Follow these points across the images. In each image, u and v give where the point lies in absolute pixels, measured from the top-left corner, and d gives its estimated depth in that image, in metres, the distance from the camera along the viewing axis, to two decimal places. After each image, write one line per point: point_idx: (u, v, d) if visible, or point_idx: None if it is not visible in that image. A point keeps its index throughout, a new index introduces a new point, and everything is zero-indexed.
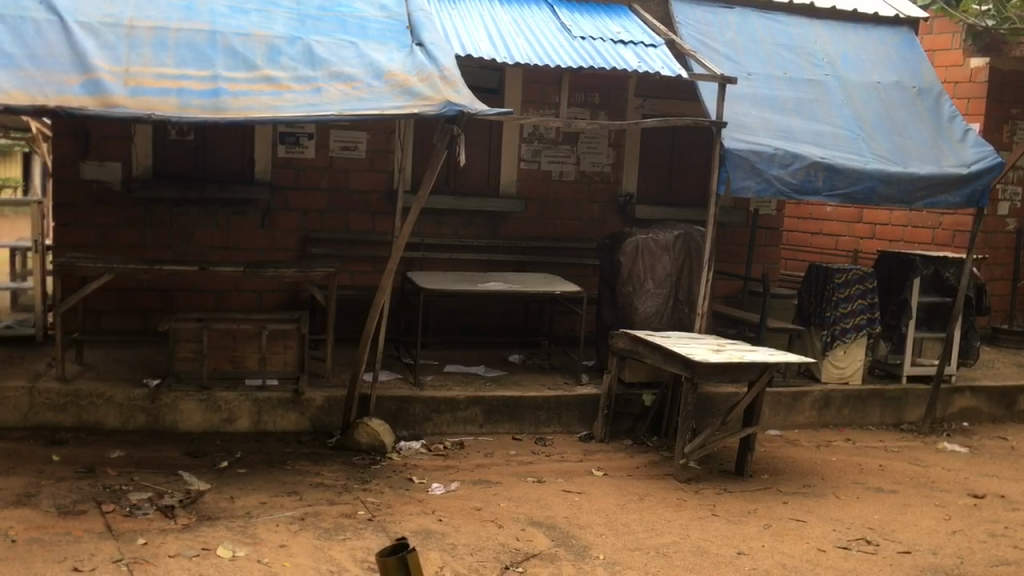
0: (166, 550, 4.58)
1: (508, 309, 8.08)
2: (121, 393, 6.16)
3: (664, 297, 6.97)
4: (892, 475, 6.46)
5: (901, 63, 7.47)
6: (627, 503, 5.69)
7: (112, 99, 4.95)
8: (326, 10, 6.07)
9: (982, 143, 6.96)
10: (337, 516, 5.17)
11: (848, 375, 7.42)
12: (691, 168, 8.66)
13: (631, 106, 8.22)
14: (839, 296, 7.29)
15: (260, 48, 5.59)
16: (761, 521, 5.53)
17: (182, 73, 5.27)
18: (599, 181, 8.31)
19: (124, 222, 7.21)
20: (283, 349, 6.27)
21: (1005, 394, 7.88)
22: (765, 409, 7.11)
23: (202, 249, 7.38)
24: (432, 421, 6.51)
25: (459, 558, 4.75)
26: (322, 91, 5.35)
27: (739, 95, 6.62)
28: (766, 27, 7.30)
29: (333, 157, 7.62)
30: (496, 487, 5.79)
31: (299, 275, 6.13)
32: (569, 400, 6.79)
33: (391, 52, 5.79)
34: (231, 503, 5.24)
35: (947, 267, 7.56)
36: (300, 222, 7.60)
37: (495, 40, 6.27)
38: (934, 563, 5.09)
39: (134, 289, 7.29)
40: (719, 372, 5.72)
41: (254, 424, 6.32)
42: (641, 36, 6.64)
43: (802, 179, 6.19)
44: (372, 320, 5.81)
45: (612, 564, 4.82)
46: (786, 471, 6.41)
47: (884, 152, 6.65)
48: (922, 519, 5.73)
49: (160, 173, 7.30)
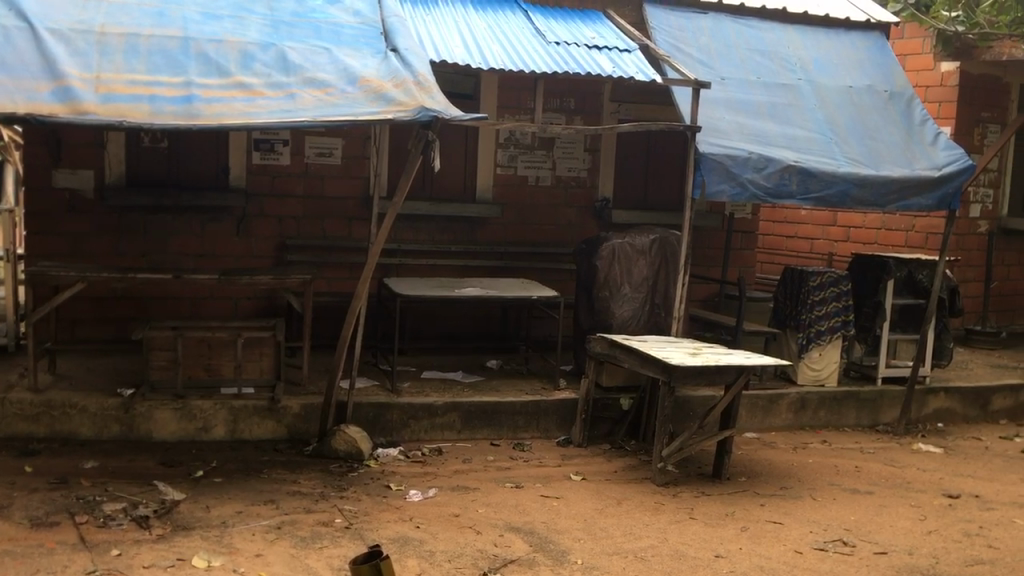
0: (140, 561, 4.54)
1: (485, 315, 8.05)
2: (94, 403, 6.10)
3: (640, 301, 6.98)
4: (868, 477, 6.50)
5: (873, 68, 7.52)
6: (605, 507, 5.70)
7: (83, 106, 4.91)
8: (300, 16, 6.05)
9: (953, 146, 7.03)
10: (314, 524, 5.14)
11: (824, 377, 7.44)
12: (666, 171, 8.67)
13: (606, 110, 8.22)
14: (814, 299, 7.35)
15: (232, 54, 5.56)
16: (739, 524, 5.56)
17: (154, 80, 5.23)
18: (575, 186, 8.31)
19: (97, 231, 7.14)
20: (259, 356, 6.32)
21: (979, 395, 7.94)
22: (742, 412, 7.12)
23: (176, 255, 7.32)
24: (409, 427, 6.48)
25: (436, 565, 4.73)
26: (296, 97, 5.34)
27: (714, 100, 6.65)
28: (738, 32, 7.33)
29: (309, 163, 7.57)
30: (474, 493, 5.77)
31: (274, 282, 6.12)
32: (547, 405, 6.77)
33: (365, 57, 5.79)
34: (207, 512, 5.20)
35: (920, 269, 7.62)
36: (276, 228, 7.54)
37: (470, 45, 6.28)
38: (910, 563, 5.12)
39: (107, 297, 7.21)
40: (694, 375, 5.76)
41: (230, 432, 6.28)
42: (615, 41, 6.67)
43: (777, 183, 6.23)
44: (349, 325, 5.78)
45: (590, 569, 4.82)
46: (763, 473, 6.43)
47: (857, 155, 6.70)
48: (898, 519, 5.77)
49: (133, 180, 7.23)
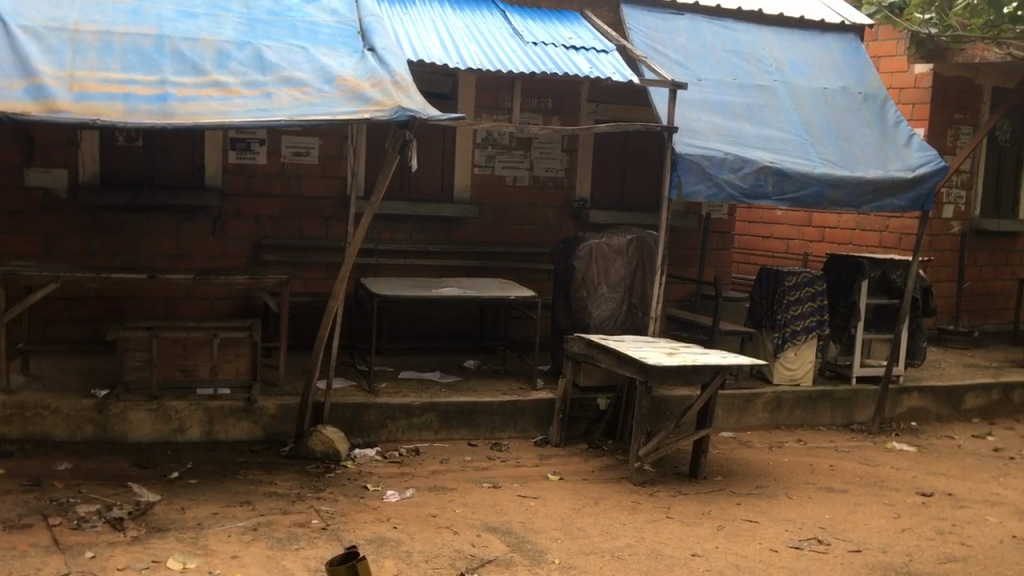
0: (114, 563, 4.50)
1: (461, 315, 8.05)
2: (68, 404, 6.03)
3: (618, 301, 7.00)
4: (842, 475, 6.55)
5: (847, 70, 7.58)
6: (582, 507, 5.71)
7: (56, 104, 4.86)
8: (276, 15, 6.02)
9: (926, 147, 7.10)
10: (290, 525, 5.11)
11: (799, 376, 7.49)
12: (642, 171, 8.71)
13: (584, 110, 8.24)
14: (789, 298, 7.41)
15: (208, 53, 5.52)
16: (715, 523, 5.58)
17: (129, 78, 5.19)
18: (552, 186, 8.32)
19: (69, 230, 7.07)
20: (234, 357, 6.28)
21: (952, 394, 8.02)
22: (718, 411, 7.15)
23: (149, 255, 7.26)
24: (386, 428, 6.46)
25: (413, 566, 4.72)
26: (272, 96, 5.31)
27: (691, 101, 6.68)
28: (714, 33, 7.36)
29: (286, 162, 7.54)
30: (452, 494, 5.77)
31: (251, 282, 6.09)
32: (524, 405, 6.78)
33: (342, 57, 5.77)
34: (182, 514, 5.16)
35: (894, 269, 7.71)
36: (253, 228, 7.50)
37: (447, 45, 6.27)
38: (884, 561, 5.17)
39: (79, 297, 7.13)
40: (671, 374, 5.78)
41: (205, 433, 6.24)
42: (593, 41, 6.69)
43: (753, 183, 6.26)
44: (326, 325, 5.75)
45: (568, 568, 4.83)
46: (739, 473, 6.46)
47: (832, 156, 6.75)
48: (872, 518, 5.82)
49: (106, 179, 7.17)
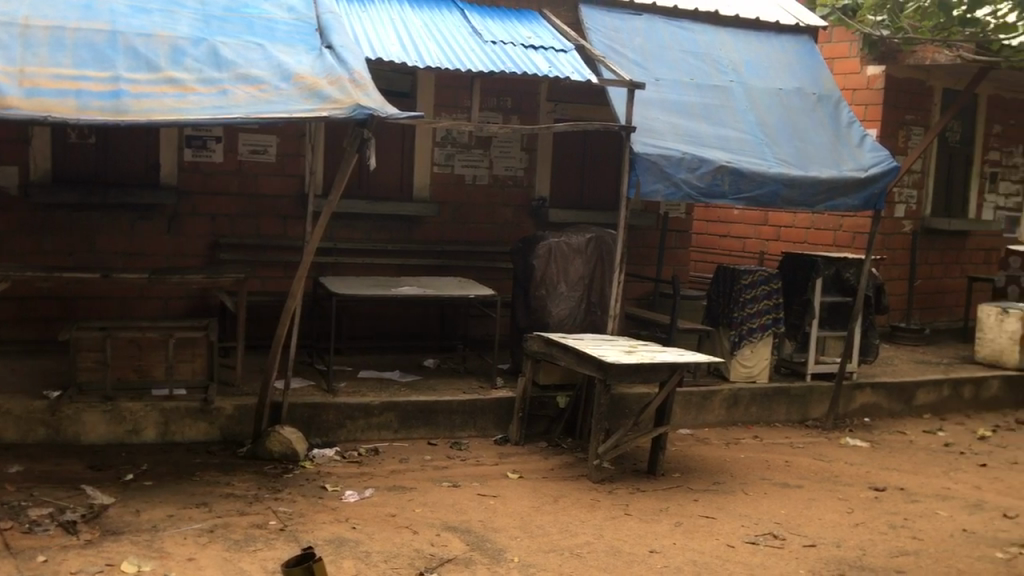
0: (67, 567, 4.44)
1: (419, 313, 8.02)
2: (20, 406, 5.90)
3: (577, 300, 7.03)
4: (796, 471, 6.64)
5: (801, 71, 7.67)
6: (541, 505, 5.73)
7: (6, 99, 4.77)
8: (231, 11, 5.96)
9: (878, 148, 7.22)
10: (247, 526, 5.07)
11: (755, 373, 7.57)
12: (599, 170, 8.74)
13: (543, 109, 8.25)
14: (745, 296, 7.49)
15: (162, 49, 5.45)
16: (672, 519, 5.63)
17: (81, 74, 5.11)
18: (511, 185, 8.33)
19: (17, 229, 6.93)
20: (191, 357, 6.20)
21: (904, 390, 8.16)
22: (676, 408, 7.21)
23: (101, 254, 7.15)
24: (345, 428, 6.43)
25: (373, 566, 4.70)
26: (228, 93, 5.25)
27: (650, 101, 6.72)
28: (671, 33, 7.41)
29: (242, 160, 7.47)
30: (411, 493, 5.76)
31: (207, 281, 5.99)
32: (484, 404, 6.79)
33: (299, 54, 5.72)
34: (136, 516, 5.09)
35: (847, 268, 7.78)
36: (209, 227, 7.42)
37: (405, 44, 6.25)
38: (838, 555, 5.25)
39: (29, 296, 7.00)
40: (629, 373, 5.81)
41: (161, 434, 6.16)
42: (552, 41, 6.71)
43: (709, 183, 6.32)
44: (284, 324, 5.69)
45: (527, 566, 4.85)
46: (697, 469, 6.51)
47: (786, 156, 6.84)
48: (826, 513, 5.90)
49: (57, 177, 7.04)
